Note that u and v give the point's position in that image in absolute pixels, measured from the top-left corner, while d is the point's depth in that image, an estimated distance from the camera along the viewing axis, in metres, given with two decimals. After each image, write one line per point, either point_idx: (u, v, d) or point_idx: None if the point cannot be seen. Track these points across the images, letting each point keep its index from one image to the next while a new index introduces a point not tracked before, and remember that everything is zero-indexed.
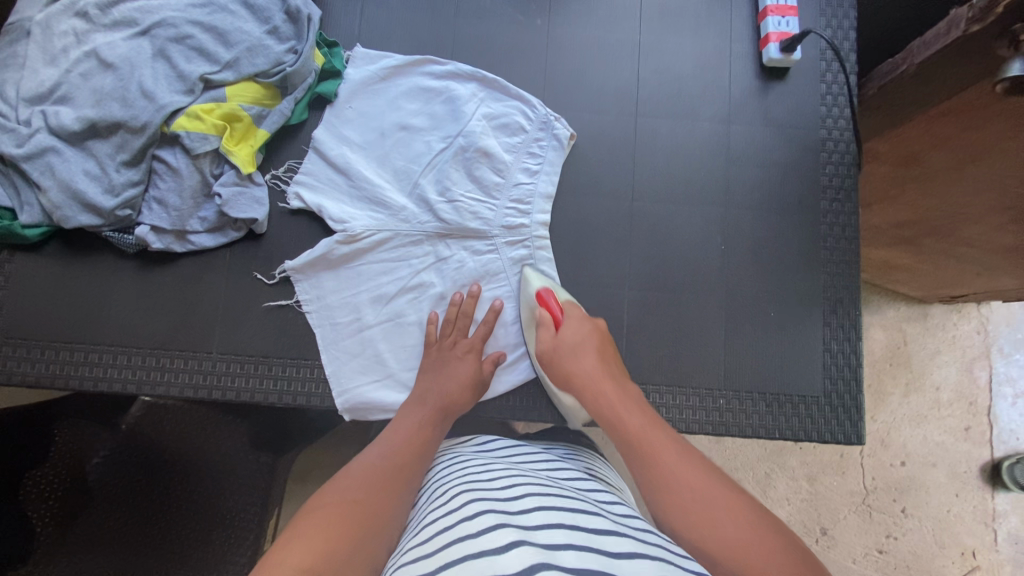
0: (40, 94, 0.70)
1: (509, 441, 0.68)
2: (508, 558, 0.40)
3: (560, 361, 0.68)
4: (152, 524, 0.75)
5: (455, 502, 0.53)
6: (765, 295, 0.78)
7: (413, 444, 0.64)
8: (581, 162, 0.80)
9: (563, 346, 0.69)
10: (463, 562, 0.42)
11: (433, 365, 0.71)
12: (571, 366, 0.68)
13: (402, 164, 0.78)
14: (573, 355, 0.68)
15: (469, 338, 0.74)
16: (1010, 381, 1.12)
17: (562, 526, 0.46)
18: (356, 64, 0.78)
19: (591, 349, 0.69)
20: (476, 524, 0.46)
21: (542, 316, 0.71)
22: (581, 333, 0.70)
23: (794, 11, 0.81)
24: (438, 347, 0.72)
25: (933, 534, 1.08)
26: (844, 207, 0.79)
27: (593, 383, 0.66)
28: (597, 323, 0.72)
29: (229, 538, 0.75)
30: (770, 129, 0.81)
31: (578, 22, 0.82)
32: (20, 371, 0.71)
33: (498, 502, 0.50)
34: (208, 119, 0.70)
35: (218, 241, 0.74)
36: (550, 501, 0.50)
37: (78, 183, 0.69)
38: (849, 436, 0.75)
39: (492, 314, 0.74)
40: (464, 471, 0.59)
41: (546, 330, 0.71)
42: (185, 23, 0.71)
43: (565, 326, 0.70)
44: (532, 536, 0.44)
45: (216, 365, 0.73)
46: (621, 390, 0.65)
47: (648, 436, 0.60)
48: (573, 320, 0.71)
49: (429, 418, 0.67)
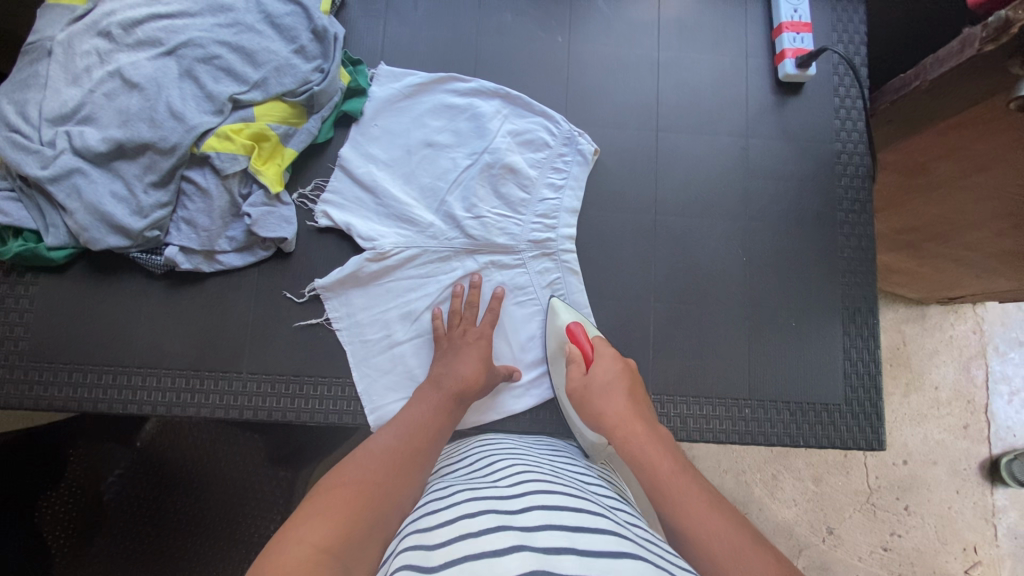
0: (63, 115, 0.69)
1: (520, 443, 0.68)
2: (507, 562, 0.38)
3: (589, 400, 0.66)
4: (171, 543, 0.75)
5: (458, 495, 0.51)
6: (786, 306, 0.79)
7: (429, 428, 0.63)
8: (604, 176, 0.81)
9: (594, 385, 0.67)
10: (460, 563, 0.39)
11: (445, 355, 0.72)
12: (601, 407, 0.65)
13: (428, 181, 0.78)
14: (604, 396, 0.66)
15: (478, 326, 0.75)
16: (1005, 379, 1.15)
17: (565, 523, 0.43)
18: (381, 83, 0.79)
19: (622, 389, 0.66)
20: (475, 524, 0.44)
21: (571, 351, 0.70)
22: (611, 372, 0.68)
23: (808, 28, 0.83)
24: (448, 338, 0.73)
25: (935, 531, 1.11)
26: (859, 218, 0.81)
27: (622, 424, 0.63)
28: (627, 363, 0.70)
29: (248, 555, 0.75)
30: (786, 141, 0.83)
31: (597, 38, 0.83)
32: (47, 394, 0.71)
33: (501, 500, 0.48)
34: (238, 139, 0.70)
35: (246, 260, 0.74)
36: (554, 500, 0.48)
37: (105, 204, 0.68)
38: (870, 442, 0.77)
39: (495, 301, 0.76)
40: (471, 471, 0.58)
41: (577, 367, 0.70)
42: (213, 43, 0.72)
43: (596, 364, 0.69)
44: (533, 538, 0.41)
45: (246, 385, 0.73)
46: (652, 433, 0.62)
47: (683, 485, 0.55)
48: (603, 359, 0.69)
49: (441, 403, 0.66)
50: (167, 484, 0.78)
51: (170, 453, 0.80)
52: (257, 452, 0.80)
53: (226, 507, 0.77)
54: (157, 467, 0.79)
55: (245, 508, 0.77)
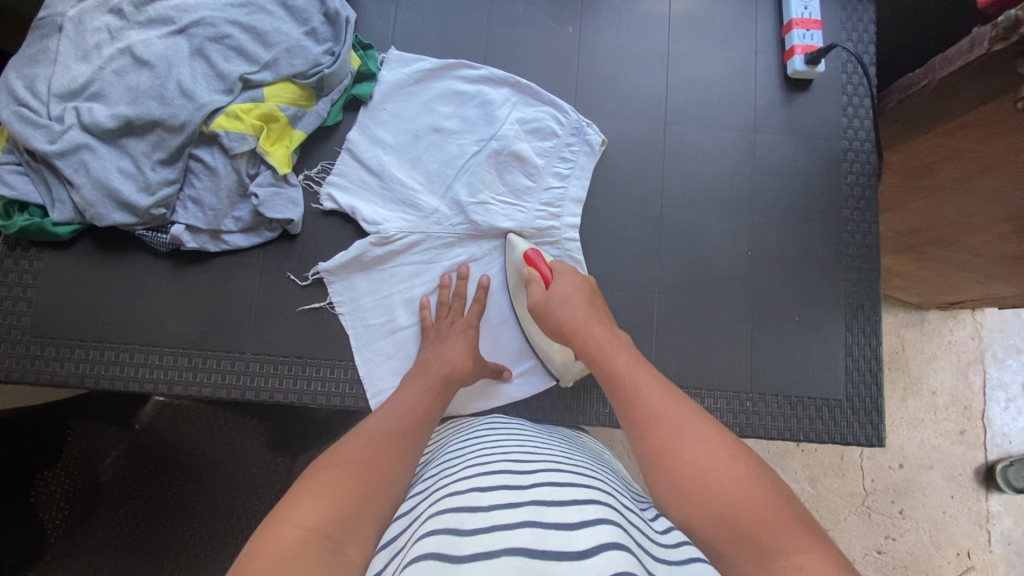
0: (72, 90, 0.69)
1: (524, 425, 0.69)
2: (519, 536, 0.39)
3: (549, 312, 0.67)
4: (166, 522, 0.75)
5: (464, 472, 0.51)
6: (789, 300, 0.79)
7: (424, 414, 0.62)
8: (612, 168, 0.81)
9: (555, 299, 0.67)
10: (473, 534, 0.39)
11: (435, 342, 0.71)
12: (562, 315, 0.66)
13: (435, 167, 0.79)
14: (565, 305, 0.66)
15: (465, 316, 0.74)
16: (1003, 386, 1.16)
17: (576, 500, 0.44)
18: (390, 66, 0.80)
19: (583, 299, 0.67)
20: (485, 497, 0.44)
21: (531, 274, 0.70)
22: (572, 285, 0.68)
23: (818, 25, 0.83)
24: (439, 326, 0.73)
25: (930, 535, 1.11)
26: (864, 215, 0.81)
27: (582, 329, 0.64)
28: (588, 277, 0.70)
29: (242, 536, 0.76)
30: (793, 137, 0.83)
31: (608, 30, 0.83)
32: (49, 369, 0.70)
33: (511, 475, 0.49)
34: (247, 119, 0.70)
35: (252, 242, 0.74)
36: (563, 477, 0.49)
37: (113, 180, 0.68)
38: (870, 438, 0.77)
39: (482, 291, 0.75)
40: (478, 447, 0.58)
41: (537, 286, 0.69)
42: (224, 23, 0.72)
43: (556, 281, 0.69)
44: (545, 513, 0.41)
45: (249, 365, 0.73)
46: (611, 337, 0.63)
47: (641, 380, 0.56)
48: (562, 276, 0.69)
49: (434, 387, 0.66)
50: (163, 465, 0.78)
51: (165, 434, 0.80)
52: (254, 435, 0.80)
53: (221, 488, 0.77)
54: (151, 447, 0.79)
55: (241, 490, 0.77)
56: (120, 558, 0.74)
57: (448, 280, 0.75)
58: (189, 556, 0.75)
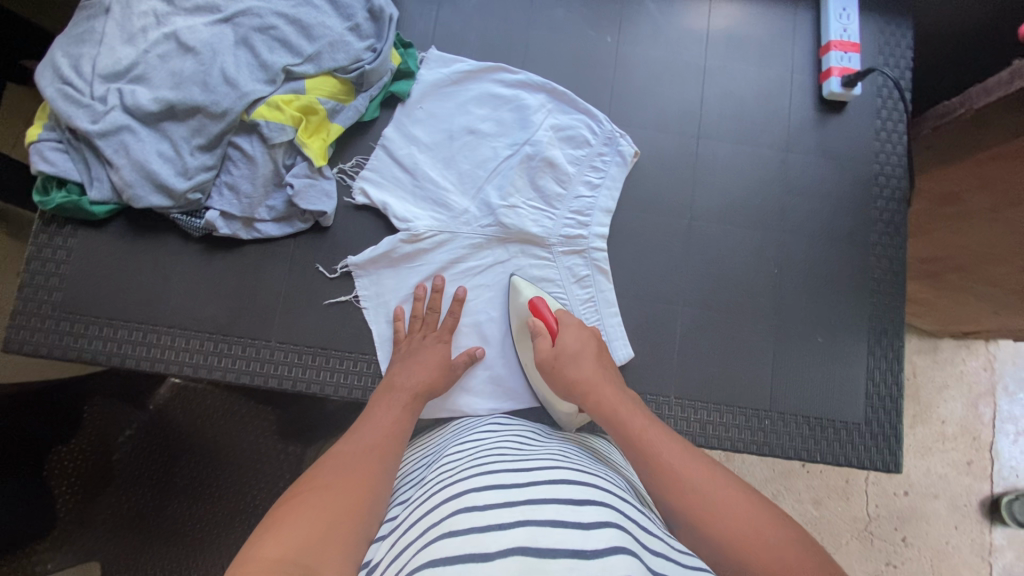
0: (116, 72, 0.69)
1: (522, 426, 0.68)
2: (514, 534, 0.39)
3: (560, 369, 0.67)
4: (170, 507, 0.76)
5: (465, 472, 0.51)
6: (812, 319, 0.79)
7: (394, 426, 0.61)
8: (641, 179, 0.81)
9: (565, 354, 0.67)
10: (466, 535, 0.40)
11: (403, 357, 0.71)
12: (571, 372, 0.66)
13: (467, 168, 0.79)
14: (575, 361, 0.67)
15: (437, 329, 0.74)
16: (1012, 419, 1.15)
17: (575, 501, 0.44)
18: (429, 66, 0.80)
19: (591, 355, 0.68)
20: (481, 498, 0.44)
21: (537, 325, 0.71)
22: (580, 340, 0.69)
23: (856, 47, 0.83)
24: (410, 340, 0.73)
25: (931, 565, 1.10)
26: (893, 241, 0.81)
27: (591, 387, 0.65)
28: (592, 333, 0.71)
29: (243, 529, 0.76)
30: (824, 158, 0.83)
31: (646, 42, 0.84)
32: (76, 345, 0.71)
33: (509, 474, 0.49)
34: (287, 110, 0.71)
35: (283, 231, 0.75)
36: (561, 475, 0.49)
37: (152, 163, 0.69)
38: (886, 463, 0.77)
39: (455, 304, 0.75)
40: (479, 450, 0.57)
41: (543, 339, 0.70)
42: (271, 14, 0.72)
43: (563, 335, 0.70)
44: (538, 511, 0.42)
45: (273, 354, 0.73)
46: (621, 395, 0.64)
47: (656, 438, 0.57)
48: (568, 328, 0.70)
49: (406, 403, 0.65)
50: (170, 448, 0.78)
51: (178, 416, 0.80)
52: (266, 425, 0.80)
53: (229, 477, 0.78)
54: (162, 429, 0.79)
55: (247, 480, 0.77)
56: (122, 540, 0.74)
57: (436, 290, 0.75)
58: (189, 541, 0.75)
